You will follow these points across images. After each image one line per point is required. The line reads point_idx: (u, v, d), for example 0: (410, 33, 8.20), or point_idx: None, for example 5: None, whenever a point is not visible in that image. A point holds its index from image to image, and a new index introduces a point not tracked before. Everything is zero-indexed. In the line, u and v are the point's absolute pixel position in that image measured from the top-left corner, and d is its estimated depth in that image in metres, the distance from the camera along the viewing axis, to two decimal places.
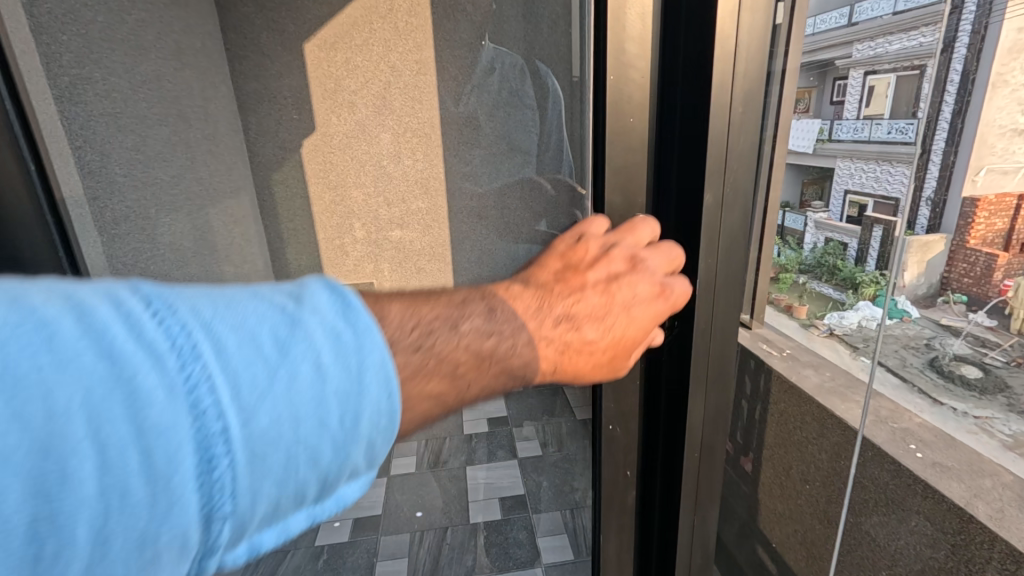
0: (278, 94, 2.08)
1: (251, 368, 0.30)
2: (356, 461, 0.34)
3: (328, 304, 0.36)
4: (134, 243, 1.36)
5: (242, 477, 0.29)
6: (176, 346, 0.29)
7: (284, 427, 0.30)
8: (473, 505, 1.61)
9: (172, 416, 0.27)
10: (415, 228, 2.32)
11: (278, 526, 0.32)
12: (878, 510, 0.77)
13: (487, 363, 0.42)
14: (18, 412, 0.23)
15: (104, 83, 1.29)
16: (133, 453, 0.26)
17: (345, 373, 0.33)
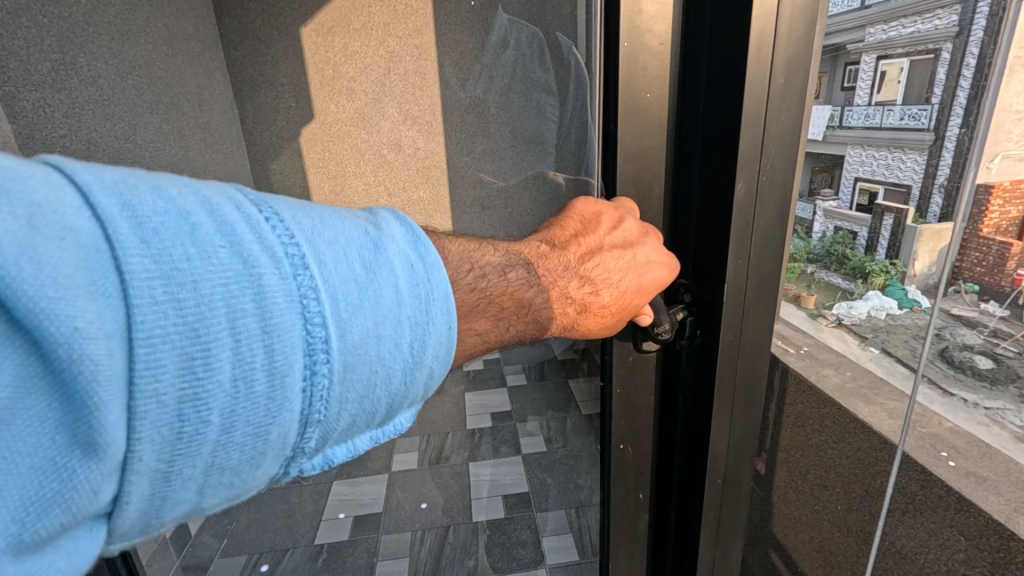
0: (276, 81, 2.00)
1: (347, 283, 0.34)
2: (414, 387, 0.38)
3: (403, 238, 0.39)
4: None
5: (332, 383, 0.33)
6: (288, 255, 0.32)
7: (369, 339, 0.34)
8: (477, 504, 1.57)
9: (285, 320, 0.30)
10: (416, 218, 2.20)
11: (345, 434, 0.36)
12: (904, 521, 0.69)
13: (522, 312, 0.44)
14: (173, 291, 0.27)
15: (91, 66, 1.23)
16: (255, 346, 0.29)
17: (414, 305, 0.36)
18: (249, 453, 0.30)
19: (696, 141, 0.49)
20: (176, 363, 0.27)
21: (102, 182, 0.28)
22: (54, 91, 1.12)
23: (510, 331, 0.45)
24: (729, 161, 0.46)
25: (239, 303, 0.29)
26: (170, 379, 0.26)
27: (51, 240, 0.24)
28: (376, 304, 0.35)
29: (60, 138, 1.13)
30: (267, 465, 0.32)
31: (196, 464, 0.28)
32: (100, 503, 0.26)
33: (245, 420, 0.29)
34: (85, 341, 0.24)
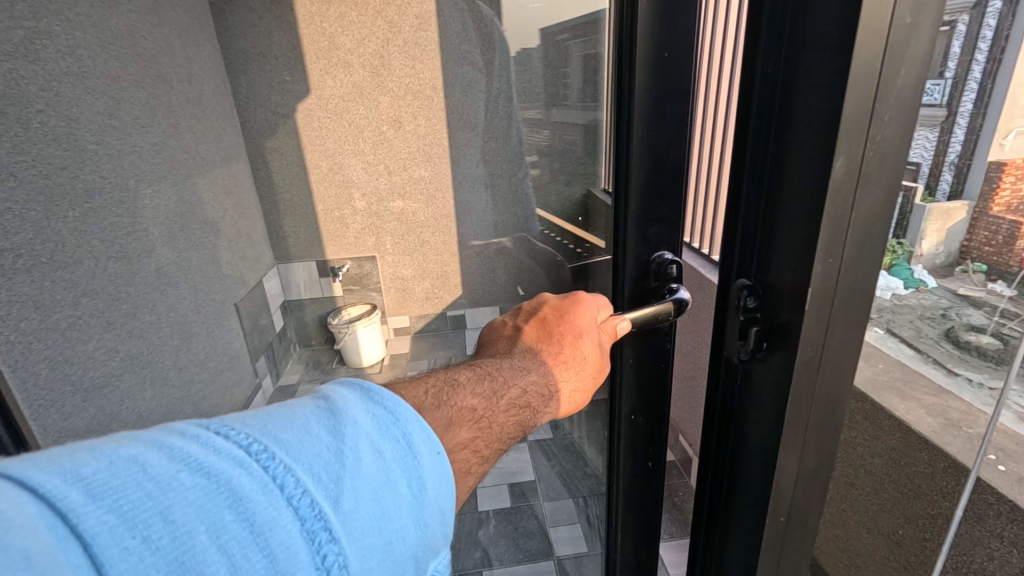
0: (268, 54, 1.87)
1: (321, 455, 0.29)
2: (434, 529, 0.32)
3: (356, 396, 0.34)
4: (118, 215, 1.24)
5: (349, 562, 0.27)
6: (251, 454, 0.27)
7: (365, 501, 0.29)
8: (483, 493, 1.54)
9: (270, 509, 0.25)
10: (417, 198, 2.13)
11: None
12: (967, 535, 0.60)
13: (496, 402, 0.44)
14: (143, 534, 0.23)
15: (67, 36, 1.14)
16: (250, 549, 0.24)
17: (398, 449, 0.32)
18: None
19: (773, 102, 0.38)
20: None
21: (28, 464, 0.23)
22: (23, 64, 1.02)
23: (503, 424, 0.44)
24: (821, 131, 0.34)
25: (215, 515, 0.24)
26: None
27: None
28: (363, 463, 0.30)
29: (35, 115, 1.04)
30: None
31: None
32: None
33: None
34: None
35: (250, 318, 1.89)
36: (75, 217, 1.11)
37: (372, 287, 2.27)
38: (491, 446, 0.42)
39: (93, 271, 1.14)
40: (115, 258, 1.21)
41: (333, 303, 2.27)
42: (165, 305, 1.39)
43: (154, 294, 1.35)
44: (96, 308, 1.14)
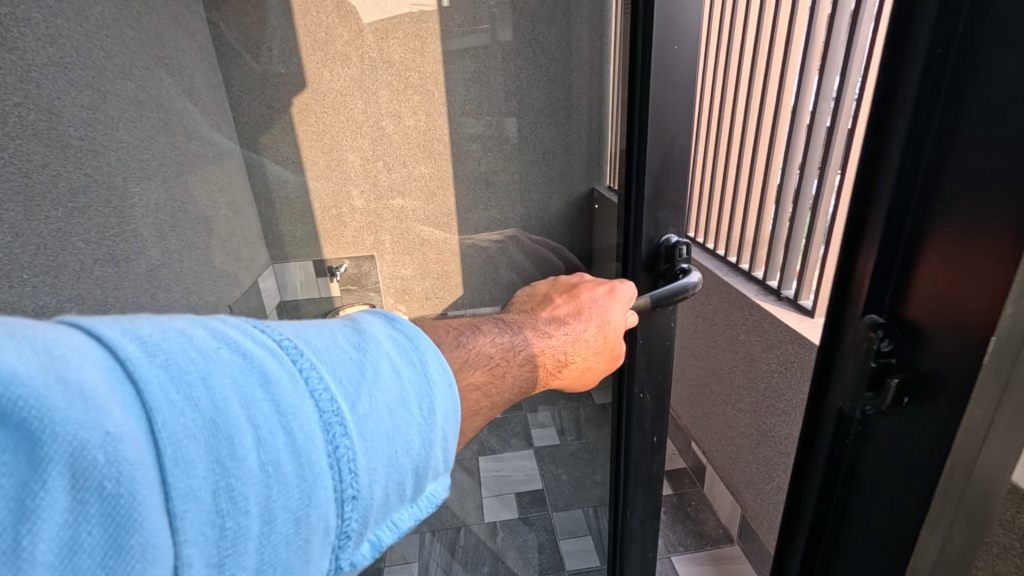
0: (263, 45, 1.63)
1: (343, 364, 0.33)
2: (436, 453, 0.36)
3: (380, 326, 0.38)
4: (106, 215, 1.15)
5: (357, 451, 0.31)
6: (287, 351, 0.31)
7: (379, 408, 0.33)
8: (489, 502, 1.49)
9: (296, 400, 0.29)
10: (418, 195, 1.83)
11: (385, 514, 0.33)
12: None
13: (511, 356, 0.51)
14: (189, 393, 0.26)
15: (48, 22, 1.04)
16: (273, 429, 0.27)
17: (412, 371, 0.36)
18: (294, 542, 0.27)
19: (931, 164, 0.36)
20: (203, 455, 0.25)
21: (101, 322, 0.27)
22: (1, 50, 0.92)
23: (515, 377, 0.51)
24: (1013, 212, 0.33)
25: (248, 394, 0.27)
26: (201, 476, 0.24)
27: (71, 366, 0.23)
28: (381, 380, 0.34)
29: (15, 106, 0.93)
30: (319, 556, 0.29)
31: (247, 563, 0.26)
32: None
33: (284, 504, 0.27)
34: (124, 446, 0.22)
35: (247, 320, 1.79)
36: (58, 216, 1.01)
37: (370, 287, 1.99)
38: (501, 392, 0.49)
39: (78, 274, 1.05)
40: (102, 261, 1.12)
41: (331, 305, 2.04)
42: (155, 310, 1.31)
43: (143, 298, 1.26)
44: (82, 315, 1.06)
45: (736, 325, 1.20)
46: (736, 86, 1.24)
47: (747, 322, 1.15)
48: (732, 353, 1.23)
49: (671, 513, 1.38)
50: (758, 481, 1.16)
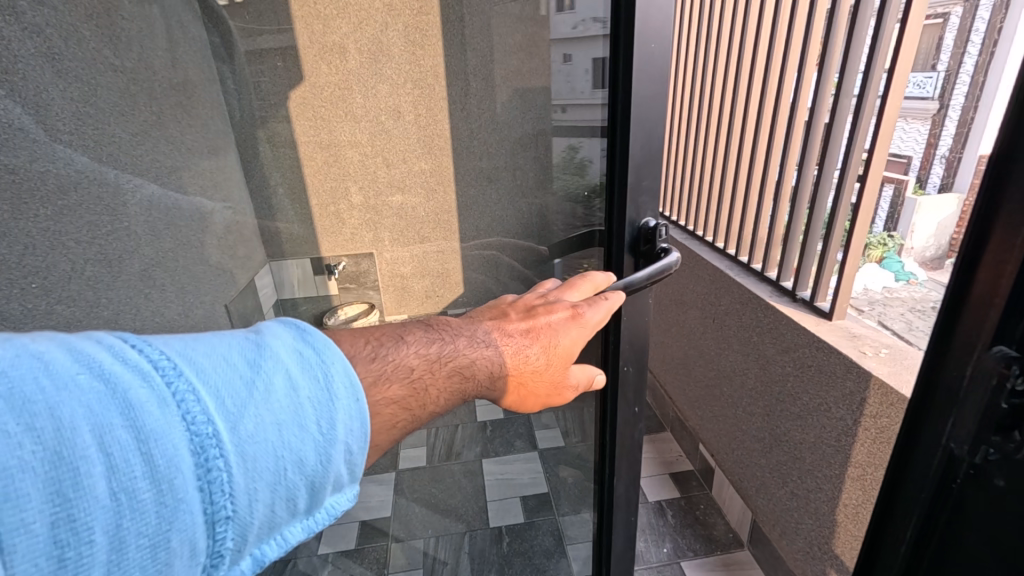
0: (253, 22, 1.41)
1: (230, 381, 0.31)
2: (338, 467, 0.35)
3: (284, 337, 0.36)
4: (97, 213, 1.09)
5: (234, 474, 0.29)
6: (160, 368, 0.29)
7: (269, 427, 0.31)
8: (494, 506, 1.47)
9: (163, 423, 0.27)
10: (418, 191, 1.36)
11: (273, 529, 0.32)
12: None
13: (437, 368, 0.49)
14: (28, 422, 0.23)
15: (37, 11, 0.96)
16: (131, 455, 0.25)
17: (315, 386, 0.34)
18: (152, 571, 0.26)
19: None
20: (39, 490, 0.23)
21: None
22: None
23: (440, 389, 0.49)
24: None
25: (104, 417, 0.25)
26: (37, 508, 0.22)
27: None
28: (276, 395, 0.32)
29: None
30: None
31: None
32: None
33: (139, 531, 0.25)
34: None
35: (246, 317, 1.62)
36: (44, 215, 0.95)
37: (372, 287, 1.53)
38: (423, 407, 0.46)
39: (69, 273, 1.01)
40: (93, 260, 1.07)
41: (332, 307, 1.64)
42: (150, 310, 1.25)
43: (137, 299, 1.21)
44: (72, 315, 1.02)
45: (749, 326, 1.17)
46: (738, 84, 1.29)
47: (761, 323, 1.13)
48: (744, 355, 1.21)
49: (680, 517, 1.36)
50: (771, 487, 1.13)
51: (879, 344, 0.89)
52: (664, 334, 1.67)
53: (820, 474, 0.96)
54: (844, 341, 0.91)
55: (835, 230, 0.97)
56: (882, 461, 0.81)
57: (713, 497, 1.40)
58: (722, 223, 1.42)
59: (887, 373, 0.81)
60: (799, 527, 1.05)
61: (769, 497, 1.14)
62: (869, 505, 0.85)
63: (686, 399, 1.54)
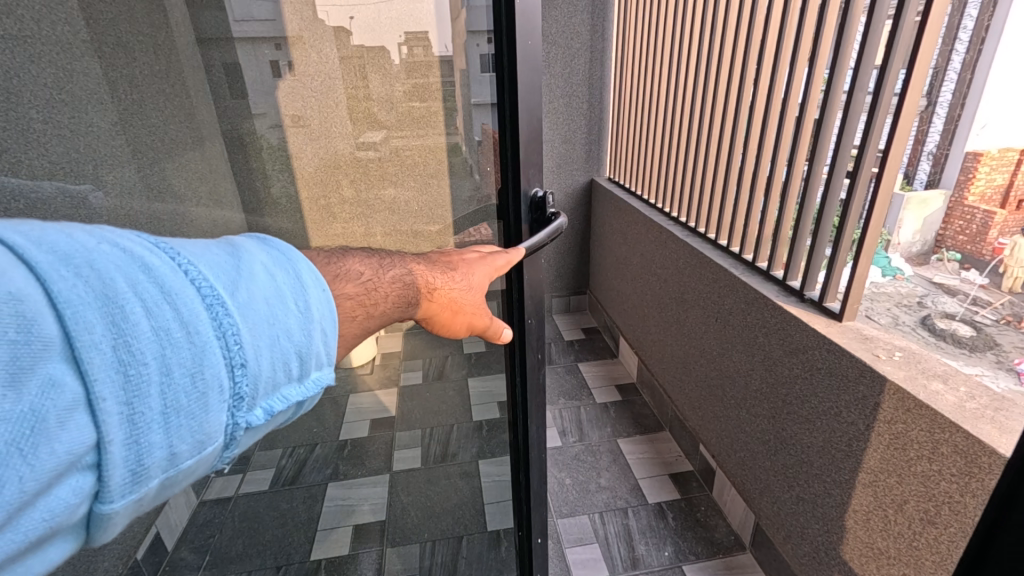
0: None
1: (219, 263, 0.32)
2: (319, 345, 0.35)
3: (250, 243, 0.36)
4: (77, 208, 0.99)
5: (245, 328, 0.30)
6: (159, 247, 0.29)
7: (262, 298, 0.32)
8: None
9: (176, 282, 0.28)
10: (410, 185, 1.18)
11: (275, 390, 0.32)
12: (963, 488, 0.68)
13: (381, 274, 0.47)
14: (72, 269, 0.24)
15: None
16: (161, 302, 0.26)
17: (288, 274, 0.35)
18: (198, 396, 0.27)
19: None
20: (97, 318, 0.24)
21: None
22: None
23: (387, 293, 0.47)
24: None
25: (129, 271, 0.26)
26: (102, 333, 0.24)
27: None
28: (259, 277, 0.33)
29: None
30: (218, 412, 0.28)
31: (151, 410, 0.25)
32: (75, 449, 0.22)
33: (183, 363, 0.26)
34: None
35: None
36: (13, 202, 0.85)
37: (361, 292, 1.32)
38: (382, 308, 0.46)
39: None
40: None
41: None
42: None
43: None
44: None
45: (755, 327, 1.15)
46: (746, 74, 1.25)
47: (768, 323, 1.09)
48: (749, 356, 1.18)
49: (682, 519, 1.33)
50: (776, 492, 1.11)
51: (892, 346, 0.87)
52: (663, 332, 1.65)
53: (824, 474, 0.96)
54: (856, 344, 0.89)
55: (846, 233, 0.95)
56: (897, 468, 0.79)
57: (714, 498, 1.38)
58: (726, 222, 1.38)
59: (904, 376, 0.79)
60: (799, 526, 1.04)
61: (769, 496, 1.14)
62: (881, 513, 0.83)
63: (685, 398, 1.53)
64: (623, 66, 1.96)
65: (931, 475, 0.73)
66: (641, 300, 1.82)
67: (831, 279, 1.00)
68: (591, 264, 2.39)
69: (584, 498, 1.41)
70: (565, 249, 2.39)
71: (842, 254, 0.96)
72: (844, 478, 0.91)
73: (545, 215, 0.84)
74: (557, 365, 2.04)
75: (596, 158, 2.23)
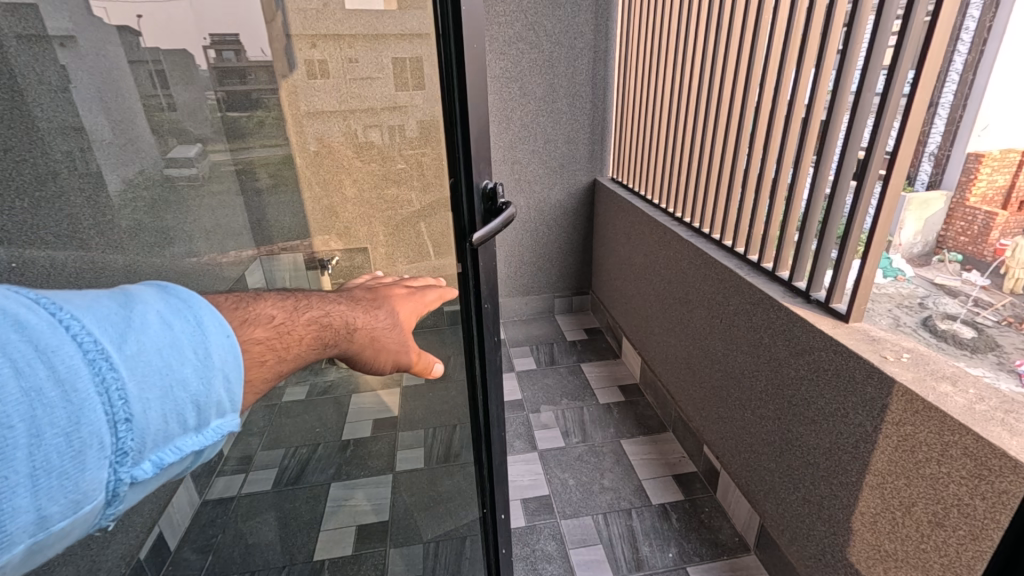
0: None
1: (108, 310, 0.29)
2: (224, 393, 0.33)
3: (146, 288, 0.33)
4: None
5: (134, 382, 0.28)
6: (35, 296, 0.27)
7: (157, 346, 0.29)
8: None
9: (54, 335, 0.25)
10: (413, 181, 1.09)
11: (166, 441, 0.30)
12: (972, 491, 0.68)
13: (296, 316, 0.44)
14: None
15: None
16: (32, 360, 0.24)
17: (189, 320, 0.32)
18: (69, 461, 0.25)
19: None
20: None
21: None
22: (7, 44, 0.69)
23: (301, 337, 0.44)
24: None
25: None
26: None
27: None
28: (153, 323, 0.30)
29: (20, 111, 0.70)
30: (97, 470, 0.26)
31: (15, 475, 0.23)
32: None
33: (52, 424, 0.24)
34: None
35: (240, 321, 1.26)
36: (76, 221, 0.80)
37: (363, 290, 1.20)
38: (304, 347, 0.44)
39: None
40: None
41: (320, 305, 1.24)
42: None
43: None
44: None
45: (760, 328, 1.14)
46: (752, 75, 1.24)
47: (774, 324, 1.09)
48: (754, 357, 1.18)
49: (685, 521, 1.33)
50: (781, 493, 1.11)
51: (899, 348, 0.86)
52: (667, 333, 1.64)
53: (830, 475, 0.95)
54: (863, 346, 0.88)
55: (852, 235, 0.94)
56: (905, 470, 0.78)
57: (718, 499, 1.38)
58: (731, 223, 1.38)
59: (912, 378, 0.79)
60: (804, 528, 1.04)
61: (773, 499, 1.13)
62: (888, 515, 0.82)
63: (688, 400, 1.52)
64: (627, 66, 1.95)
65: (940, 477, 0.73)
66: (645, 301, 1.81)
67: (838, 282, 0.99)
68: (594, 264, 2.39)
69: (588, 499, 1.40)
70: (568, 249, 2.39)
71: (849, 255, 0.96)
72: (850, 479, 0.90)
73: (495, 206, 0.81)
74: (559, 366, 2.04)
75: (600, 158, 2.22)
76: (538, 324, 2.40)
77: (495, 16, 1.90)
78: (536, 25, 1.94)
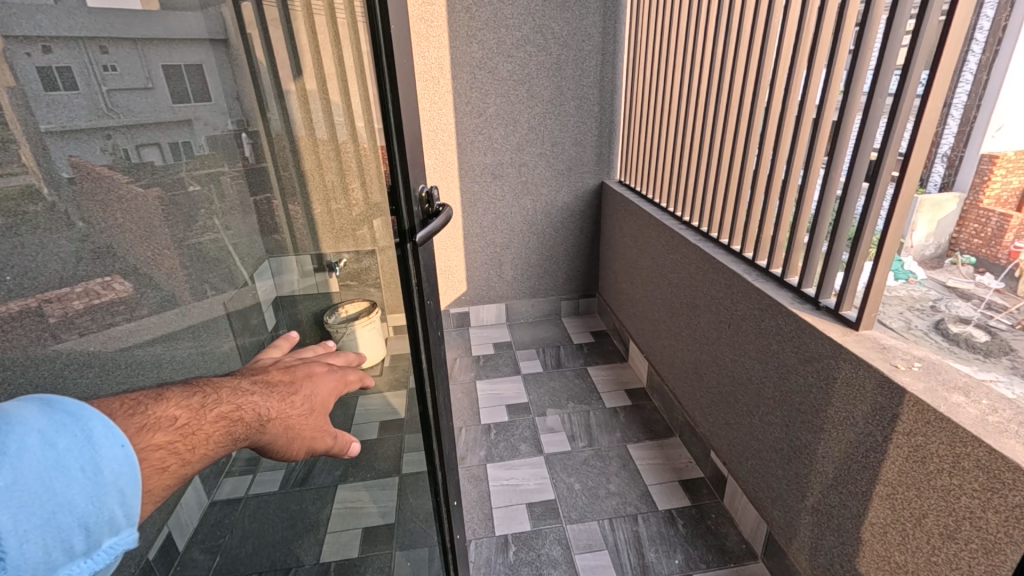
0: None
1: None
2: (115, 508, 0.32)
3: (26, 402, 0.31)
4: None
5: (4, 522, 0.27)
6: None
7: (34, 476, 0.29)
8: (499, 514, 1.39)
9: None
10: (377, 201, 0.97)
11: (49, 570, 0.30)
12: (985, 505, 0.67)
13: (205, 413, 0.41)
14: None
15: None
16: None
17: (73, 442, 0.31)
18: None
19: None
20: None
21: None
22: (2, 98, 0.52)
23: (211, 433, 0.41)
24: None
25: None
26: None
27: None
28: (33, 451, 0.29)
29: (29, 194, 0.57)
30: None
31: None
32: None
33: None
34: None
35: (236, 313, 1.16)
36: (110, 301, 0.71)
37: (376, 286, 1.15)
38: (202, 451, 0.40)
39: None
40: None
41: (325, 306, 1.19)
42: None
43: None
44: None
45: (768, 334, 1.13)
46: (762, 76, 1.23)
47: (782, 331, 1.08)
48: (761, 364, 1.17)
49: (692, 527, 1.32)
50: (789, 501, 1.10)
51: (911, 357, 0.85)
52: (674, 337, 1.63)
53: (840, 485, 0.94)
54: (873, 354, 0.87)
55: (864, 239, 0.93)
56: (916, 481, 0.77)
57: (725, 506, 1.37)
58: (740, 225, 1.37)
59: (924, 388, 0.77)
60: (813, 537, 1.03)
61: (782, 507, 1.12)
62: (898, 526, 0.81)
63: (695, 405, 1.51)
64: (636, 66, 1.94)
65: (952, 489, 0.72)
66: (652, 304, 1.80)
67: (850, 289, 0.98)
68: (600, 268, 2.38)
69: (594, 505, 1.39)
70: (574, 252, 2.38)
71: (859, 262, 0.95)
72: (860, 490, 0.89)
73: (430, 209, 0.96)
74: (565, 369, 2.03)
75: (608, 161, 2.22)
76: (545, 326, 2.40)
77: (503, 18, 1.90)
78: (544, 27, 1.93)
